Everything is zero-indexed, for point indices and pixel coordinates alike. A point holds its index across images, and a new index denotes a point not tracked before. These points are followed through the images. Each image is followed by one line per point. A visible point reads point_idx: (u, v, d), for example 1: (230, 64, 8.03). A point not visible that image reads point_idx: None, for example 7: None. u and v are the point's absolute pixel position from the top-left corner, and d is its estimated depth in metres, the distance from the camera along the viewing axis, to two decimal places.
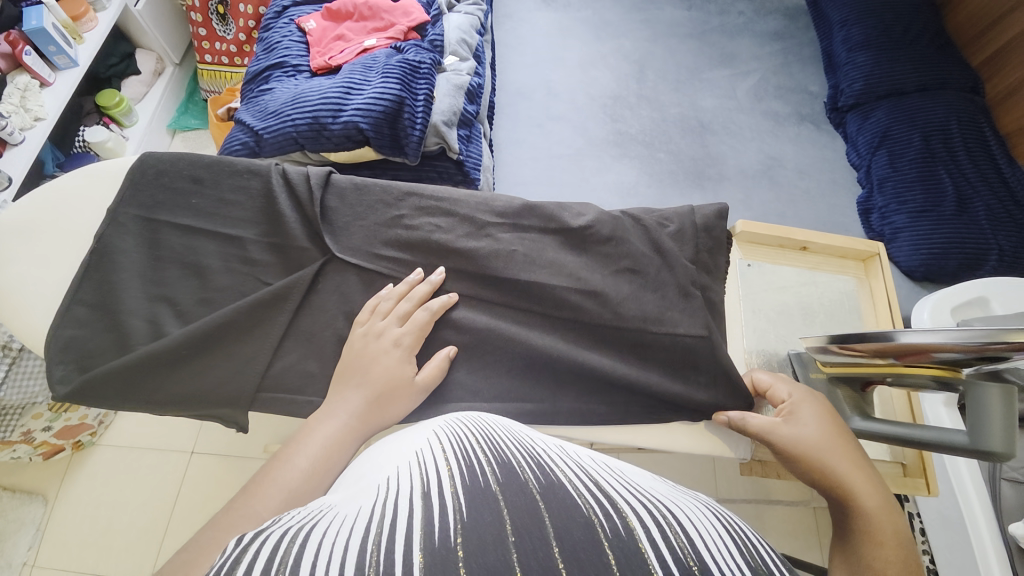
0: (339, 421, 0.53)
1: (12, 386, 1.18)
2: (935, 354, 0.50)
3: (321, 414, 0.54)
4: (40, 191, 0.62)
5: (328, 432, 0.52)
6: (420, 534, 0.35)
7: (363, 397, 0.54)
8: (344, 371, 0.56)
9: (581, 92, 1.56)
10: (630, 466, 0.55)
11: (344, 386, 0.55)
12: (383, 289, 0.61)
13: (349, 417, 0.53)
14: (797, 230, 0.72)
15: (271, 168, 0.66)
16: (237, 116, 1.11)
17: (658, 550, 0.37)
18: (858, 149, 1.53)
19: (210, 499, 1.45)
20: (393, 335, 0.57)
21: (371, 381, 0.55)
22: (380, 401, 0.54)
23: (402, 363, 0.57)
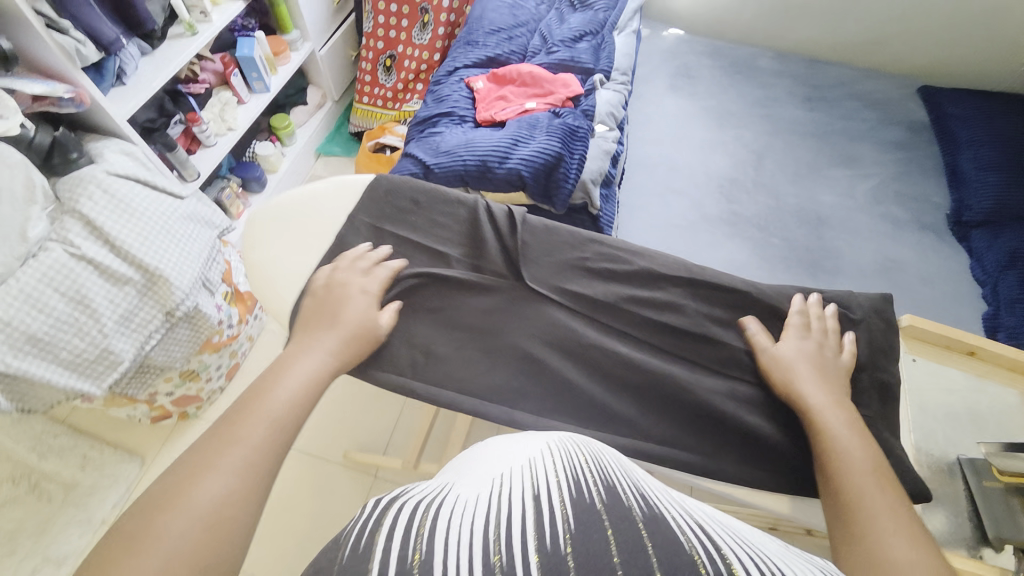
0: (320, 362, 0.56)
1: (163, 347, 1.29)
2: None
3: (297, 352, 0.58)
4: (301, 193, 0.75)
5: (305, 370, 0.55)
6: (534, 536, 0.36)
7: (338, 336, 0.60)
8: (321, 315, 0.62)
9: (700, 170, 1.65)
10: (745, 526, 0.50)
11: (319, 329, 0.60)
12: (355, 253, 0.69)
13: (326, 356, 0.57)
14: (966, 334, 0.72)
15: (477, 201, 0.76)
16: (407, 151, 1.28)
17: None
18: (984, 266, 1.47)
19: (286, 491, 1.51)
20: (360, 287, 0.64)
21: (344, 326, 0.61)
22: (350, 346, 0.59)
23: (370, 309, 0.63)
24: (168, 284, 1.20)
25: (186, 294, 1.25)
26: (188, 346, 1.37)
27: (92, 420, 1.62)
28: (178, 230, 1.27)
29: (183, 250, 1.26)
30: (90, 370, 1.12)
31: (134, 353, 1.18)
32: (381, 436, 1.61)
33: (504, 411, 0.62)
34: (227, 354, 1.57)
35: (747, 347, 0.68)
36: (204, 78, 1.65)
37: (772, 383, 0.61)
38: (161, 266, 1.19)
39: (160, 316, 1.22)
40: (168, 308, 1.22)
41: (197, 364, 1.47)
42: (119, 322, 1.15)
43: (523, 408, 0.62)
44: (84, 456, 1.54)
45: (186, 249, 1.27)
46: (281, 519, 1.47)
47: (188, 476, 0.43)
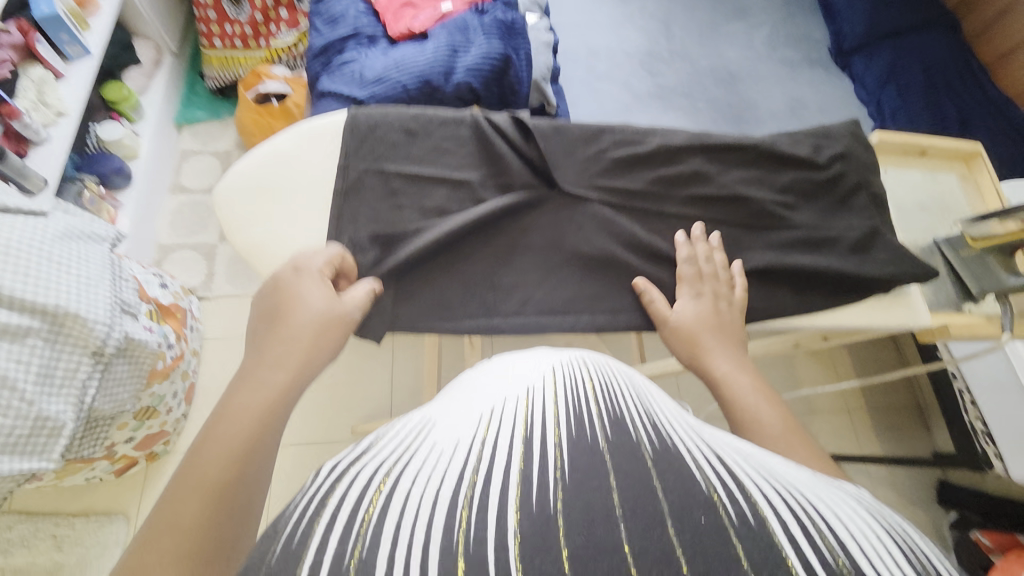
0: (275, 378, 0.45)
1: (105, 393, 1.06)
2: None
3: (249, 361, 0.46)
4: (266, 153, 0.62)
5: (253, 395, 0.43)
6: (514, 502, 0.27)
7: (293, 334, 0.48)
8: (267, 316, 0.50)
9: (618, 50, 1.62)
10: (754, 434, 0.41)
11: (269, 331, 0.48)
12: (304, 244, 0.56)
13: (278, 373, 0.46)
14: (919, 136, 0.82)
15: (474, 115, 0.68)
16: (324, 88, 1.09)
17: (808, 559, 0.25)
18: (867, 85, 1.66)
19: (302, 489, 1.42)
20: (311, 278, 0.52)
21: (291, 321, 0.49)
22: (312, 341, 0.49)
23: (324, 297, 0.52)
24: (82, 319, 0.86)
25: (107, 327, 0.88)
26: (134, 383, 1.14)
27: (37, 500, 1.36)
28: (59, 254, 0.88)
29: (68, 275, 0.87)
30: (26, 448, 0.80)
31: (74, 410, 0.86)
32: (382, 400, 1.55)
33: (589, 317, 0.61)
34: (178, 377, 1.36)
35: (769, 195, 0.72)
36: (2, 56, 1.22)
37: (715, 335, 0.58)
38: (59, 301, 0.83)
39: (88, 361, 0.87)
40: (93, 347, 0.87)
41: (150, 399, 1.26)
42: (39, 381, 0.81)
43: (605, 309, 0.62)
44: (53, 538, 1.32)
45: (73, 270, 0.88)
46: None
47: (147, 552, 0.33)
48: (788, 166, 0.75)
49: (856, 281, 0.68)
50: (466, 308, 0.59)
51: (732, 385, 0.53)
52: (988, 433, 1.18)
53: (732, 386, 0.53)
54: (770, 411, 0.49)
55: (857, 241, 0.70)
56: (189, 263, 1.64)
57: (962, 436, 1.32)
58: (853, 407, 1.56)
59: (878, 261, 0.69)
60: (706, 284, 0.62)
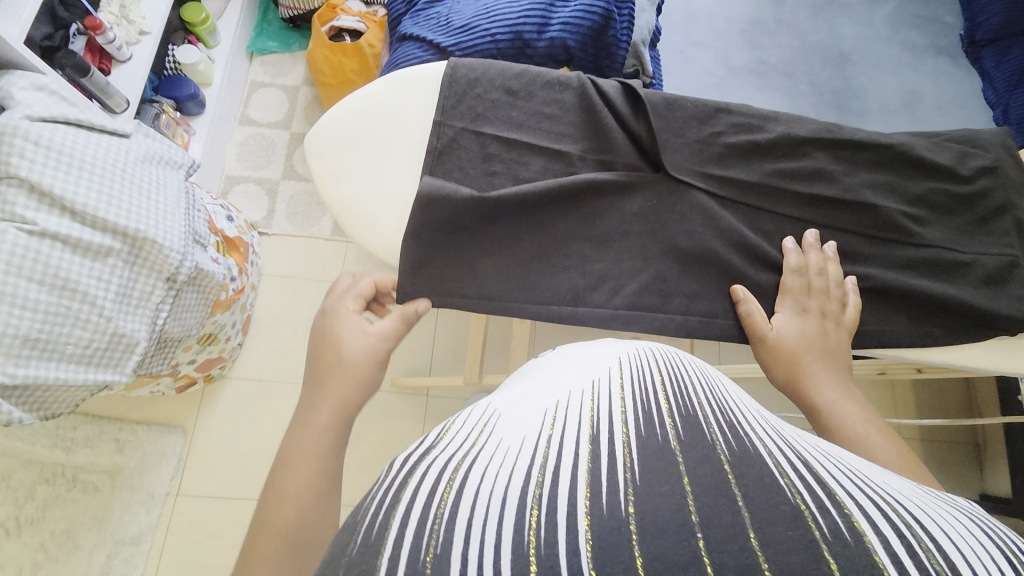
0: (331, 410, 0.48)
1: (175, 318, 1.13)
2: None
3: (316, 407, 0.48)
4: (359, 101, 0.59)
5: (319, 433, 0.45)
6: (582, 497, 0.27)
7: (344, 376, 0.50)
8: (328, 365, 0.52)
9: (718, 15, 1.46)
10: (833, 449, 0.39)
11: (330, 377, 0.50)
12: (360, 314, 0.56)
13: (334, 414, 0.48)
14: None
15: (581, 80, 0.62)
16: (407, 32, 1.04)
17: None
18: (994, 87, 1.45)
19: None
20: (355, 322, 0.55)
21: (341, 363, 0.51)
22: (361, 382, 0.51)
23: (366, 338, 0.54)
24: (158, 245, 0.79)
25: (184, 255, 0.83)
26: (200, 310, 1.20)
27: (104, 404, 1.48)
28: (140, 176, 0.83)
29: (151, 201, 0.82)
30: (100, 360, 0.76)
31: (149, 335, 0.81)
32: (422, 357, 1.58)
33: (680, 318, 0.57)
34: (237, 309, 1.41)
35: (898, 205, 0.63)
36: None
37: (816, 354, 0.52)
38: (138, 227, 0.78)
39: (162, 286, 0.82)
40: (169, 273, 0.82)
41: (212, 326, 1.32)
42: (118, 299, 0.76)
43: (699, 311, 0.57)
44: (117, 441, 1.44)
45: (156, 199, 0.84)
46: (349, 455, 1.47)
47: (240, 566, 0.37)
48: (925, 173, 0.66)
49: (991, 314, 0.60)
50: (555, 293, 0.55)
51: (840, 413, 0.45)
52: None
53: (839, 415, 0.46)
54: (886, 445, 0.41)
55: (994, 271, 0.62)
56: (251, 198, 1.67)
57: None
58: (905, 433, 1.48)
59: (1013, 297, 0.61)
60: (814, 300, 0.56)
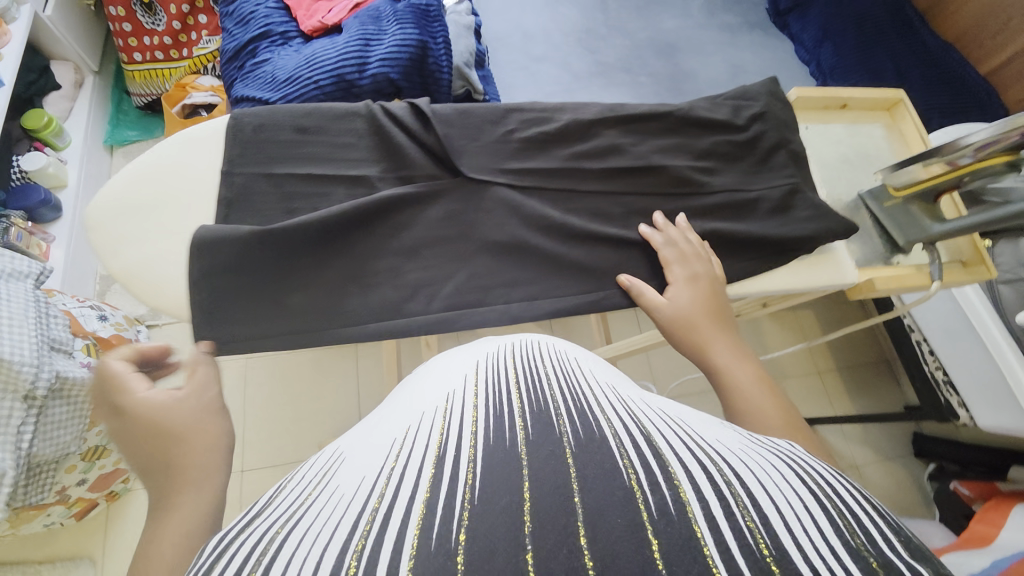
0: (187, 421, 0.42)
1: (42, 437, 1.03)
2: (983, 150, 0.61)
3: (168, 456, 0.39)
4: (138, 167, 0.58)
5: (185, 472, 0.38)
6: (416, 527, 0.25)
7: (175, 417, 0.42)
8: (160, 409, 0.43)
9: (554, 30, 1.56)
10: (692, 409, 0.40)
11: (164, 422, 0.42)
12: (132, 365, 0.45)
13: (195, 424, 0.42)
14: (838, 88, 0.81)
15: (369, 107, 0.64)
16: (237, 93, 1.03)
17: (727, 542, 0.23)
18: (805, 45, 1.62)
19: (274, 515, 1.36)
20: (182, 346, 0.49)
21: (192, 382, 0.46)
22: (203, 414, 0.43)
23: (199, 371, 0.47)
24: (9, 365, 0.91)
25: (35, 369, 0.95)
26: (75, 424, 1.09)
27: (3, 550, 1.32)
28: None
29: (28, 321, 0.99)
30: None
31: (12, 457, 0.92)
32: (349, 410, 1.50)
33: (503, 307, 0.58)
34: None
35: (687, 162, 0.70)
36: None
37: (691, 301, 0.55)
38: None
39: (20, 406, 0.94)
40: (23, 391, 0.94)
41: (97, 439, 1.19)
42: None
43: (518, 297, 0.59)
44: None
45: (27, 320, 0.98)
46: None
47: None
48: (706, 130, 0.73)
49: (782, 241, 0.66)
50: (372, 311, 0.55)
51: (725, 370, 0.47)
52: (949, 382, 1.20)
53: (710, 349, 0.50)
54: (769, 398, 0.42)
55: (779, 203, 0.68)
56: None
57: (926, 388, 1.31)
58: (823, 365, 1.55)
59: (799, 221, 0.67)
60: (678, 268, 0.60)
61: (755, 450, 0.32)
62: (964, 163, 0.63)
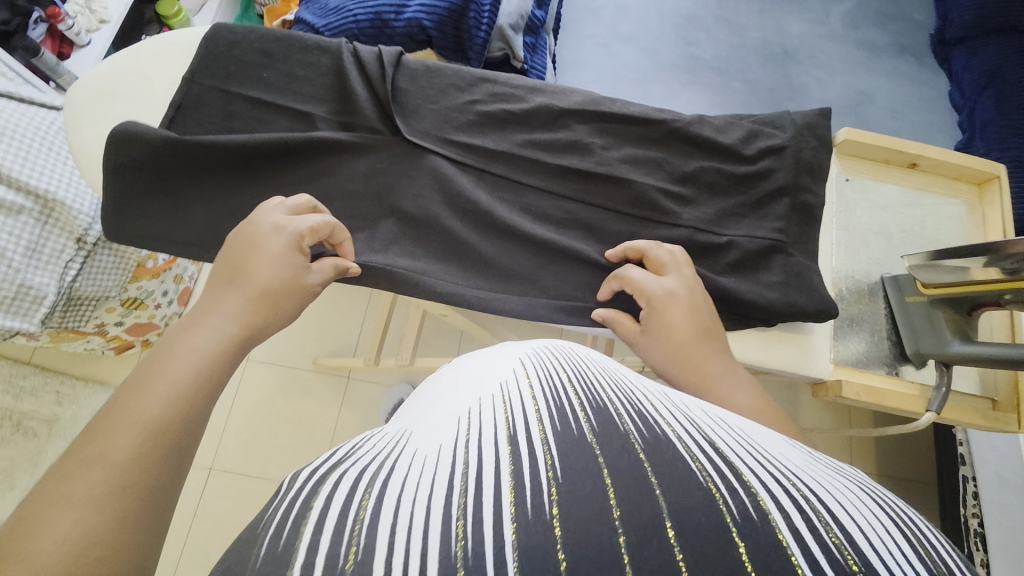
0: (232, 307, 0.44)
1: (87, 277, 1.16)
2: None
3: (194, 321, 0.42)
4: (123, 60, 0.62)
5: (206, 342, 0.40)
6: (508, 500, 0.22)
7: (246, 297, 0.45)
8: (233, 266, 0.47)
9: (653, 11, 1.40)
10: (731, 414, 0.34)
11: (226, 287, 0.45)
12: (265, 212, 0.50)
13: (233, 323, 0.43)
14: (905, 142, 0.64)
15: (341, 46, 0.63)
16: (298, 15, 1.07)
17: (815, 558, 0.21)
18: (963, 89, 1.24)
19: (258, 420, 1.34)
20: (275, 221, 0.49)
21: (266, 282, 0.46)
22: (265, 305, 0.45)
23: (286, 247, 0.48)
24: (68, 208, 0.93)
25: (92, 219, 0.96)
26: (118, 274, 1.23)
27: (48, 359, 1.43)
28: (56, 145, 0.95)
29: (68, 169, 0.95)
30: (10, 309, 0.91)
31: (57, 286, 0.96)
32: (347, 338, 1.44)
33: (388, 279, 0.56)
34: (170, 279, 1.41)
35: (657, 182, 0.60)
36: None
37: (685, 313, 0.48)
38: (53, 190, 0.91)
39: (72, 245, 0.96)
40: (77, 234, 0.96)
41: (137, 292, 1.33)
42: (29, 254, 0.89)
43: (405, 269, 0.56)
44: (57, 393, 1.38)
45: (71, 167, 0.96)
46: (246, 428, 1.33)
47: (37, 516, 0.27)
48: (700, 152, 0.62)
49: (732, 299, 0.55)
50: None
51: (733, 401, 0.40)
52: (982, 534, 0.93)
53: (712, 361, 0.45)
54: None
55: (748, 258, 0.57)
56: None
57: (953, 535, 1.02)
58: (858, 466, 1.21)
59: (763, 286, 0.56)
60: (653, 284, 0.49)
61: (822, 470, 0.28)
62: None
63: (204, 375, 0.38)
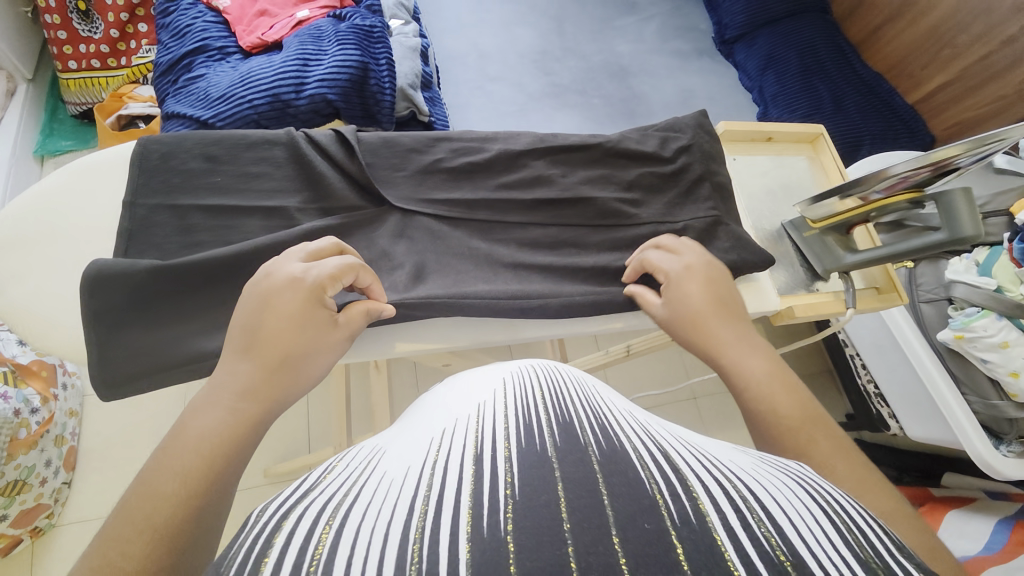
0: (240, 374, 0.42)
1: None
2: (892, 186, 0.64)
3: (200, 397, 0.40)
4: (31, 196, 0.55)
5: (216, 425, 0.38)
6: (466, 521, 0.23)
7: (255, 368, 0.42)
8: (245, 329, 0.44)
9: (509, 51, 1.56)
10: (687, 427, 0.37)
11: (235, 355, 0.43)
12: (278, 265, 0.48)
13: (243, 401, 0.40)
14: (763, 123, 0.85)
15: (290, 134, 0.62)
16: (169, 109, 0.99)
17: (746, 552, 0.22)
18: (749, 73, 1.62)
19: None
20: (294, 272, 0.47)
21: (282, 345, 0.44)
22: (273, 375, 0.42)
23: (302, 303, 0.46)
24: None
25: None
26: None
27: None
28: None
29: None
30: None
31: None
32: (298, 435, 1.30)
33: None
34: (51, 444, 1.08)
35: (614, 194, 0.71)
36: None
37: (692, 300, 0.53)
38: None
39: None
40: None
41: (18, 472, 0.99)
42: None
43: (439, 305, 0.58)
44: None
45: None
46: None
47: None
48: (634, 162, 0.75)
49: None
50: None
51: (743, 375, 0.44)
52: (880, 394, 1.21)
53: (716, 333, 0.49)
54: (789, 403, 0.40)
55: (702, 234, 0.70)
56: None
57: (858, 401, 1.30)
58: None
59: (719, 253, 0.70)
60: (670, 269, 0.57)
61: (761, 471, 0.30)
62: (874, 197, 0.67)
63: (212, 460, 0.36)
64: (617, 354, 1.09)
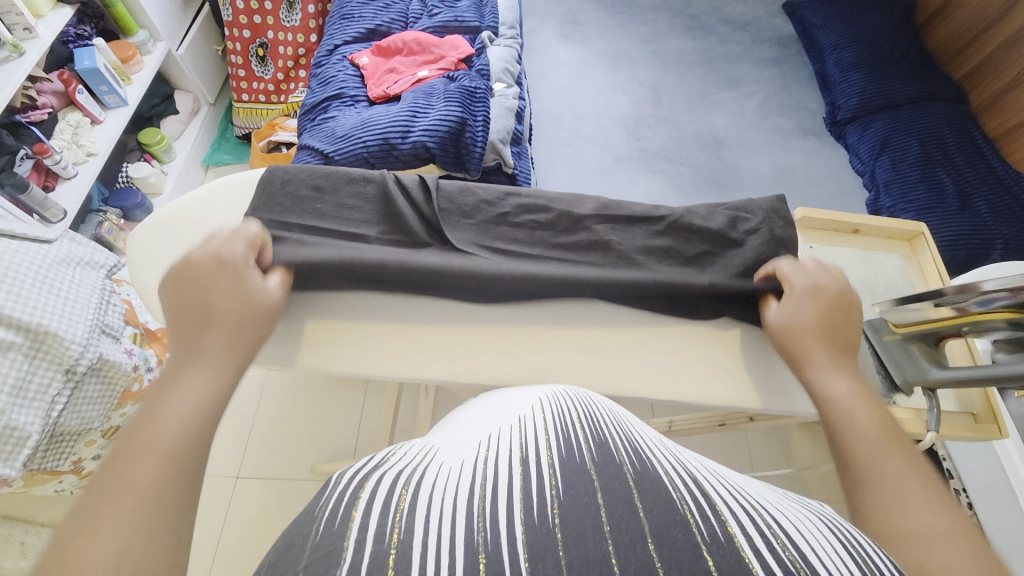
0: (218, 369, 0.45)
1: (72, 410, 1.00)
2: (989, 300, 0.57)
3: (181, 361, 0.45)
4: (182, 201, 0.69)
5: (192, 398, 0.42)
6: (520, 510, 0.28)
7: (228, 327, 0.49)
8: (202, 299, 0.50)
9: (604, 116, 1.64)
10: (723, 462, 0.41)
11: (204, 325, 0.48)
12: (229, 242, 0.55)
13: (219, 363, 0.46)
14: (848, 215, 0.81)
15: (383, 175, 0.73)
16: (303, 142, 1.18)
17: (771, 567, 0.26)
18: (861, 157, 1.52)
19: (257, 544, 1.20)
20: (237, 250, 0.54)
21: (229, 305, 0.50)
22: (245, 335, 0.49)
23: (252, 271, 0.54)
24: (60, 338, 0.91)
25: (83, 346, 0.94)
26: (104, 403, 1.07)
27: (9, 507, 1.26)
28: (56, 278, 0.97)
29: (63, 299, 0.95)
30: None
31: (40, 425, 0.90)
32: (347, 436, 1.36)
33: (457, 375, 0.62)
34: None
35: (671, 267, 0.72)
36: (43, 102, 1.31)
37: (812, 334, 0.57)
38: (44, 322, 0.90)
39: (60, 377, 0.93)
40: (67, 364, 0.93)
41: (120, 419, 1.16)
42: (13, 393, 0.86)
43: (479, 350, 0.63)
44: (23, 542, 1.20)
45: (68, 297, 0.97)
46: (240, 556, 1.19)
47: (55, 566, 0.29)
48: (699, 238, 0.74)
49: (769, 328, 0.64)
50: None
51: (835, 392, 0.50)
52: None
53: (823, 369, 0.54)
54: (867, 415, 0.47)
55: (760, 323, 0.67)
56: None
57: None
58: None
59: None
60: (797, 278, 0.62)
61: (794, 510, 0.33)
62: (972, 309, 0.59)
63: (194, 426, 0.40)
64: (661, 425, 1.04)
